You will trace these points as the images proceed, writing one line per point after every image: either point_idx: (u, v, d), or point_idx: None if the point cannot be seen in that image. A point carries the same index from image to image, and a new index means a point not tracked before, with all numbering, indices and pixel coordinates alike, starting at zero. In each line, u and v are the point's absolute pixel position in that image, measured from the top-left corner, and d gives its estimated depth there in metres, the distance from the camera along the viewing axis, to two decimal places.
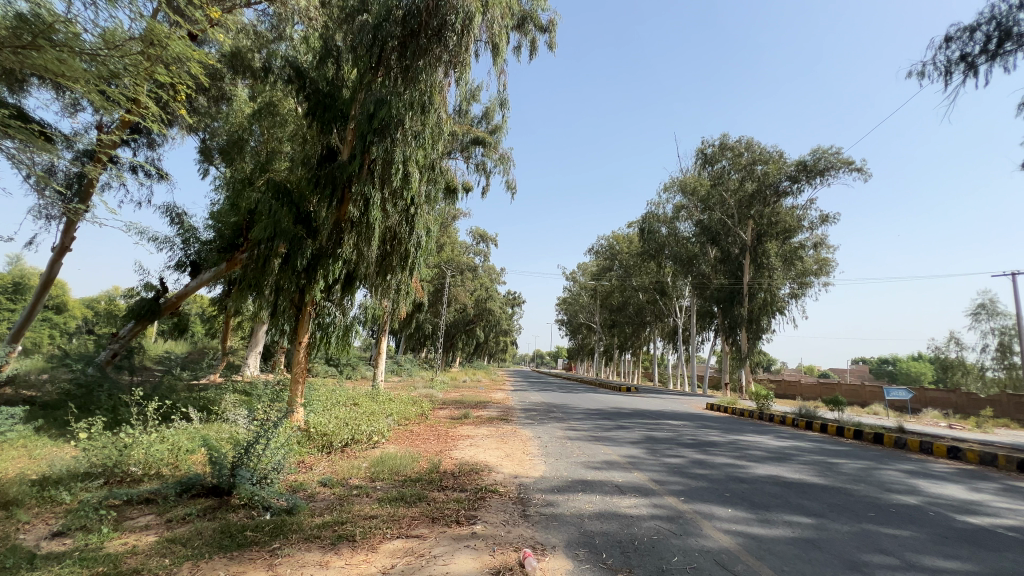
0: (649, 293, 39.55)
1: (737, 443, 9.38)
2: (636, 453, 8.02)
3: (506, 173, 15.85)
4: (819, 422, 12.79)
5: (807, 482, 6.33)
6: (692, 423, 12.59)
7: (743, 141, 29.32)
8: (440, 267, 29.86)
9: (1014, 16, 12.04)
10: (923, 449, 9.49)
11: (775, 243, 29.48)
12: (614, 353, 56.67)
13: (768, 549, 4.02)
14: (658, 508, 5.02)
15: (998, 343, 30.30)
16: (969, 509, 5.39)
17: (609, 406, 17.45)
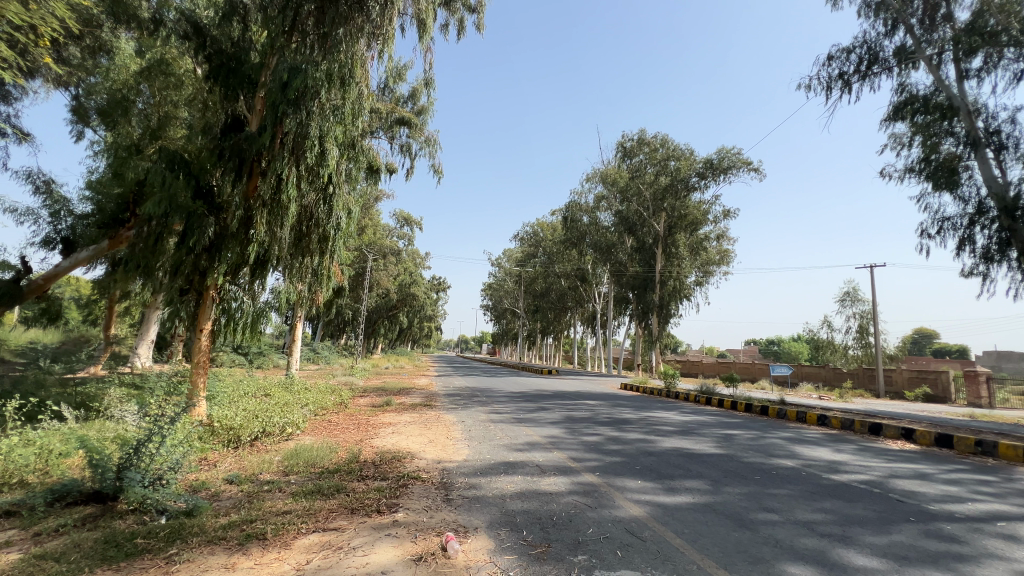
0: (571, 279, 40.98)
1: (647, 419, 10.12)
2: (556, 434, 8.36)
3: (433, 156, 15.45)
4: (717, 397, 14.18)
5: (706, 452, 7.01)
6: (609, 403, 13.36)
7: (659, 137, 31.09)
8: (360, 250, 28.61)
9: (880, 43, 13.91)
10: (799, 418, 10.90)
11: (684, 234, 31.77)
12: (537, 337, 58.20)
13: (672, 515, 4.41)
14: (576, 484, 5.30)
15: (858, 325, 35.40)
16: (834, 467, 6.30)
17: (531, 389, 17.96)
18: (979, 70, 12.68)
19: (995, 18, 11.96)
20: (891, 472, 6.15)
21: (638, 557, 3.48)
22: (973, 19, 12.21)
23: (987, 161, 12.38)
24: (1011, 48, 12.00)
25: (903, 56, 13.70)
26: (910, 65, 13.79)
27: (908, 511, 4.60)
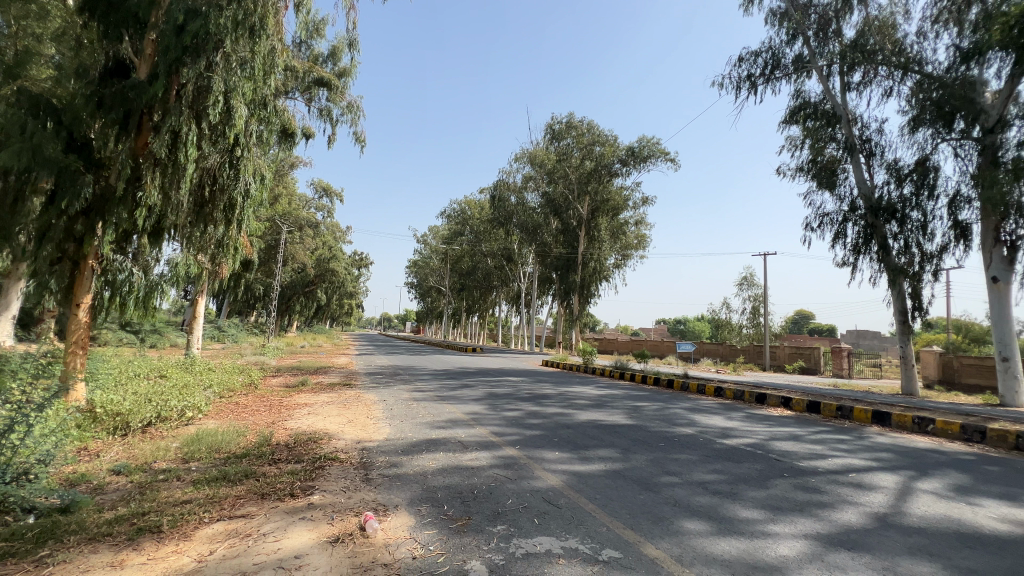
0: (497, 259, 41.26)
1: (565, 394, 10.59)
2: (479, 410, 8.48)
3: (355, 124, 14.55)
4: (630, 372, 15.19)
5: (618, 424, 7.51)
6: (530, 379, 13.80)
7: (586, 122, 31.87)
8: (272, 219, 26.53)
9: (782, 50, 15.23)
10: (699, 390, 12.02)
11: (606, 218, 33.06)
12: (461, 316, 58.19)
13: (587, 482, 4.71)
14: (497, 458, 5.46)
15: (751, 307, 39.53)
16: (726, 433, 7.05)
17: (455, 366, 18.03)
18: (858, 83, 14.40)
19: (874, 39, 13.61)
20: (771, 435, 7.03)
21: (554, 523, 3.69)
22: (857, 37, 13.78)
23: (859, 166, 14.21)
24: (884, 67, 13.75)
25: (799, 64, 15.12)
26: (804, 74, 15.27)
27: (782, 468, 5.30)
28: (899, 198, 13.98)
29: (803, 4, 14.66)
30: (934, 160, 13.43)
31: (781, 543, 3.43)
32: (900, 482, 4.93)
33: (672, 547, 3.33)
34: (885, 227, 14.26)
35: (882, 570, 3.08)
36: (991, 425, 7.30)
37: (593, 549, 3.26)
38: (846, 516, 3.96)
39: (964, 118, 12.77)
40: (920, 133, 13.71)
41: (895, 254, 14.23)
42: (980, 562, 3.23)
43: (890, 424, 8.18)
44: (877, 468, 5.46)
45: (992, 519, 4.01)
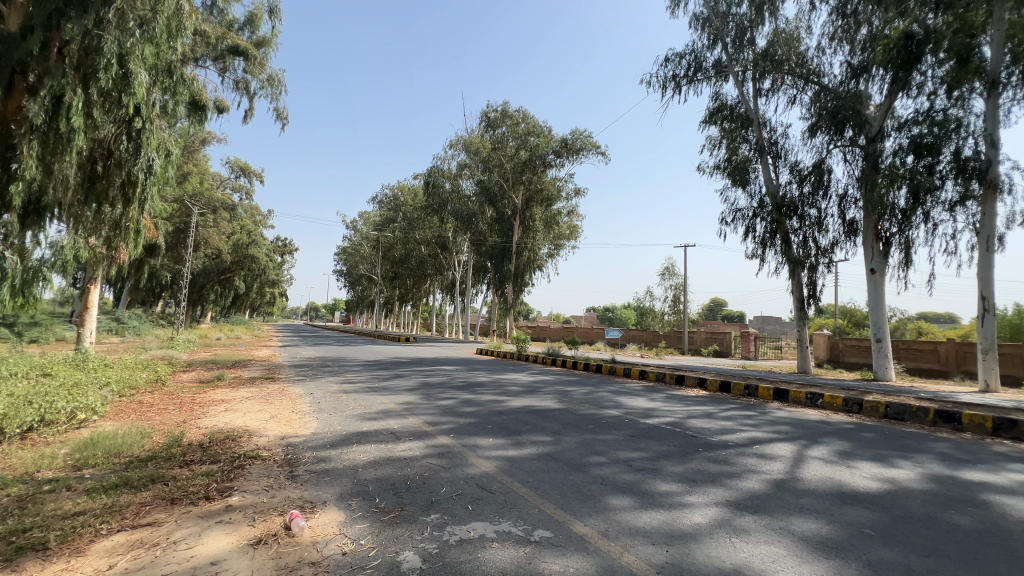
0: (431, 247, 40.66)
1: (499, 381, 10.74)
2: (412, 400, 8.36)
3: (276, 100, 13.53)
4: (562, 358, 15.68)
5: (550, 408, 7.74)
6: (464, 367, 13.82)
7: (521, 112, 32.11)
8: (180, 199, 24.15)
9: (703, 54, 16.22)
10: (625, 373, 12.71)
11: (539, 208, 33.54)
12: (394, 305, 56.78)
13: (519, 466, 4.82)
14: (430, 448, 5.42)
15: (672, 296, 42.28)
16: (648, 413, 7.53)
17: (387, 356, 17.60)
18: (768, 90, 15.68)
19: (782, 50, 14.87)
20: (688, 414, 7.60)
21: (488, 508, 3.75)
22: (768, 47, 14.97)
23: (767, 166, 15.55)
24: (789, 76, 15.08)
25: (718, 69, 16.19)
26: (722, 78, 16.37)
27: (697, 444, 5.75)
28: (800, 197, 15.51)
29: (722, 12, 15.71)
30: (828, 164, 15.04)
31: (696, 512, 3.75)
32: (795, 451, 5.55)
33: (599, 522, 3.52)
34: (788, 223, 15.75)
35: (779, 529, 3.47)
36: (867, 397, 8.40)
37: (525, 531, 3.37)
38: (750, 483, 4.41)
39: (852, 127, 14.38)
40: (817, 140, 15.26)
41: (795, 248, 15.77)
42: (856, 515, 3.74)
43: (787, 399, 9.17)
44: (777, 439, 6.10)
45: (866, 478, 4.64)
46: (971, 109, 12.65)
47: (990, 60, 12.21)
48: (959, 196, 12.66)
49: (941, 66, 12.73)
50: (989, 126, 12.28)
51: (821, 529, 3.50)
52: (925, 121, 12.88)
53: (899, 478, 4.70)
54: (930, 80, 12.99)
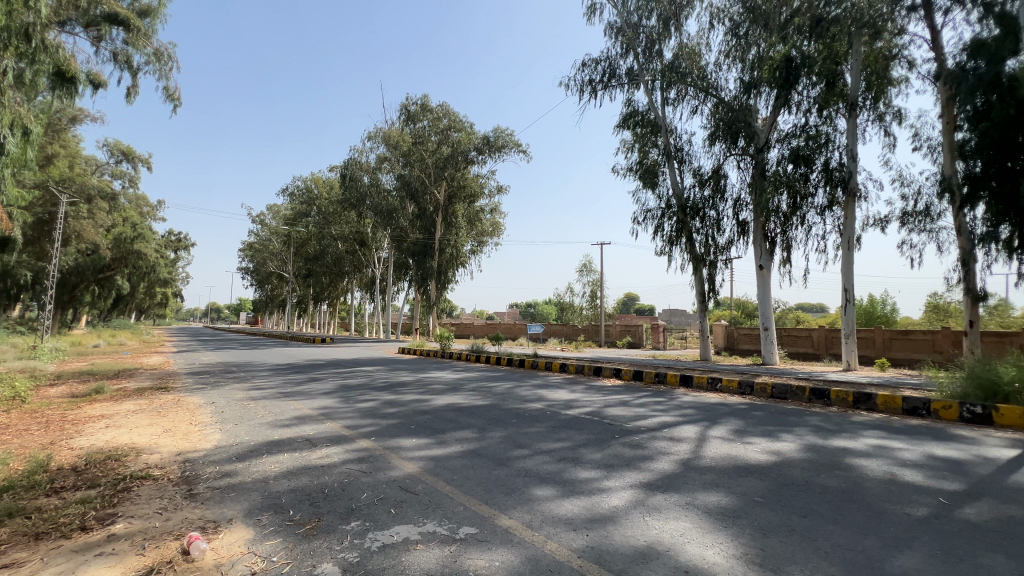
0: (348, 243, 38.93)
1: (422, 380, 10.57)
2: (329, 404, 7.94)
3: (165, 78, 12.08)
4: (486, 355, 15.79)
5: (474, 405, 7.76)
6: (385, 367, 13.42)
7: (442, 107, 31.79)
8: (43, 184, 20.77)
9: (617, 62, 17.09)
10: (547, 367, 13.10)
11: (462, 205, 33.19)
12: (308, 305, 53.55)
13: (444, 465, 4.78)
14: (350, 452, 5.20)
15: (590, 291, 44.26)
16: (569, 404, 7.81)
17: (301, 359, 16.57)
18: (674, 100, 16.89)
19: (685, 63, 16.08)
20: (606, 403, 8.01)
21: (412, 510, 3.68)
22: (674, 59, 16.12)
23: (674, 170, 16.77)
24: (692, 88, 16.33)
25: (631, 76, 17.14)
26: (634, 85, 17.37)
27: (613, 431, 6.08)
28: (702, 199, 16.95)
29: (634, 23, 16.65)
30: (724, 170, 16.56)
31: (613, 495, 3.97)
32: (699, 432, 6.07)
33: (523, 514, 3.60)
34: (692, 224, 17.17)
35: (686, 504, 3.79)
36: (757, 380, 9.41)
37: (450, 529, 3.35)
38: (660, 464, 4.76)
39: (744, 138, 15.94)
40: (716, 148, 16.74)
41: (697, 246, 17.23)
42: (749, 486, 4.19)
43: (691, 385, 10.01)
44: (684, 422, 6.63)
45: (756, 452, 5.20)
46: (836, 128, 14.62)
47: (850, 86, 14.19)
48: (827, 202, 14.59)
49: (814, 88, 14.56)
50: (850, 142, 14.26)
51: (721, 500, 3.87)
52: (801, 135, 14.67)
53: (784, 449, 5.33)
54: (805, 100, 14.77)
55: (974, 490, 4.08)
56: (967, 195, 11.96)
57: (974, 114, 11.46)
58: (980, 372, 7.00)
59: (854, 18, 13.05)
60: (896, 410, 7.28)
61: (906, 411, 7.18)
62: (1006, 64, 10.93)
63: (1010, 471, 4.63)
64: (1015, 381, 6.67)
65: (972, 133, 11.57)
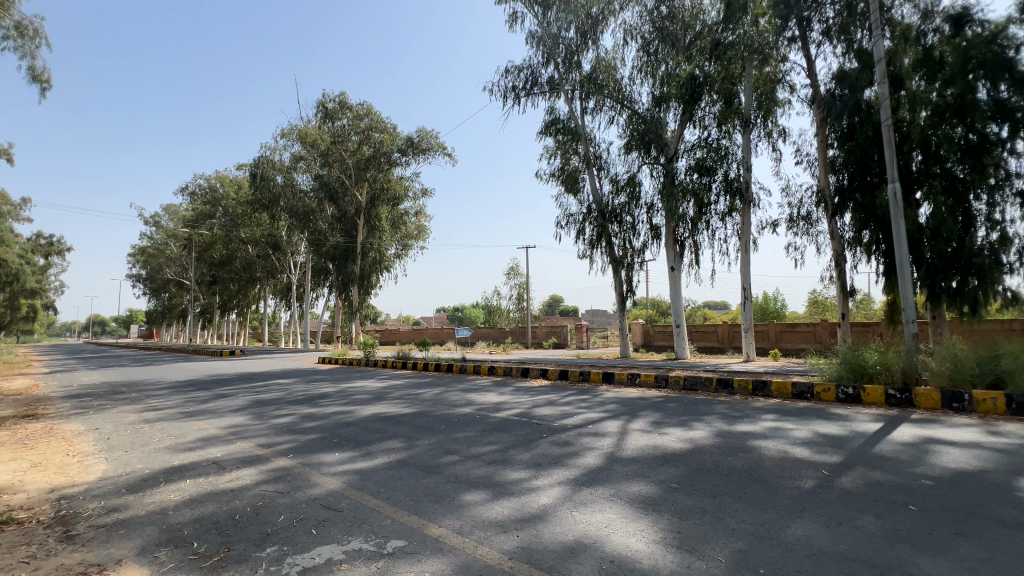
0: (260, 247, 36.15)
1: (345, 390, 10.07)
2: (239, 422, 7.30)
3: (31, 56, 10.48)
4: (413, 361, 15.42)
5: (401, 413, 7.55)
6: (304, 379, 12.60)
7: (363, 106, 30.71)
8: None
9: (539, 70, 17.59)
10: (475, 370, 13.09)
11: (385, 208, 32.09)
12: (213, 315, 48.97)
13: (370, 478, 4.60)
14: (265, 473, 4.82)
15: (517, 294, 44.91)
16: (498, 407, 7.87)
17: (205, 374, 15.09)
18: (592, 110, 17.68)
19: (602, 76, 16.91)
20: (534, 403, 8.17)
21: (335, 529, 3.48)
22: (591, 71, 16.90)
23: (593, 177, 17.53)
24: (609, 99, 17.17)
25: (551, 85, 17.69)
26: (555, 94, 17.94)
27: (541, 430, 6.21)
28: (619, 205, 17.90)
29: (554, 34, 17.28)
30: (638, 178, 17.62)
31: (542, 494, 4.05)
32: (621, 426, 6.38)
33: (454, 521, 3.56)
34: (610, 228, 18.07)
35: (611, 496, 3.96)
36: (672, 373, 10.12)
37: (377, 544, 3.22)
38: (586, 460, 4.95)
39: (655, 148, 17.09)
40: (631, 157, 17.75)
41: (616, 249, 18.15)
42: (666, 473, 4.49)
43: (613, 381, 10.54)
44: (608, 417, 6.94)
45: (673, 441, 5.58)
46: (733, 142, 16.14)
47: (744, 105, 15.76)
48: (727, 209, 16.06)
49: (714, 105, 15.99)
50: (745, 156, 15.80)
51: (642, 489, 4.10)
52: (705, 147, 16.00)
53: (696, 437, 5.77)
54: (707, 115, 16.12)
55: (850, 461, 4.70)
56: (838, 204, 13.71)
57: (841, 134, 13.23)
58: (851, 358, 8.05)
59: (747, 44, 14.62)
60: (787, 394, 8.21)
61: (796, 396, 8.11)
62: (864, 92, 12.77)
63: (875, 441, 5.39)
64: (877, 364, 7.76)
65: (840, 150, 13.34)
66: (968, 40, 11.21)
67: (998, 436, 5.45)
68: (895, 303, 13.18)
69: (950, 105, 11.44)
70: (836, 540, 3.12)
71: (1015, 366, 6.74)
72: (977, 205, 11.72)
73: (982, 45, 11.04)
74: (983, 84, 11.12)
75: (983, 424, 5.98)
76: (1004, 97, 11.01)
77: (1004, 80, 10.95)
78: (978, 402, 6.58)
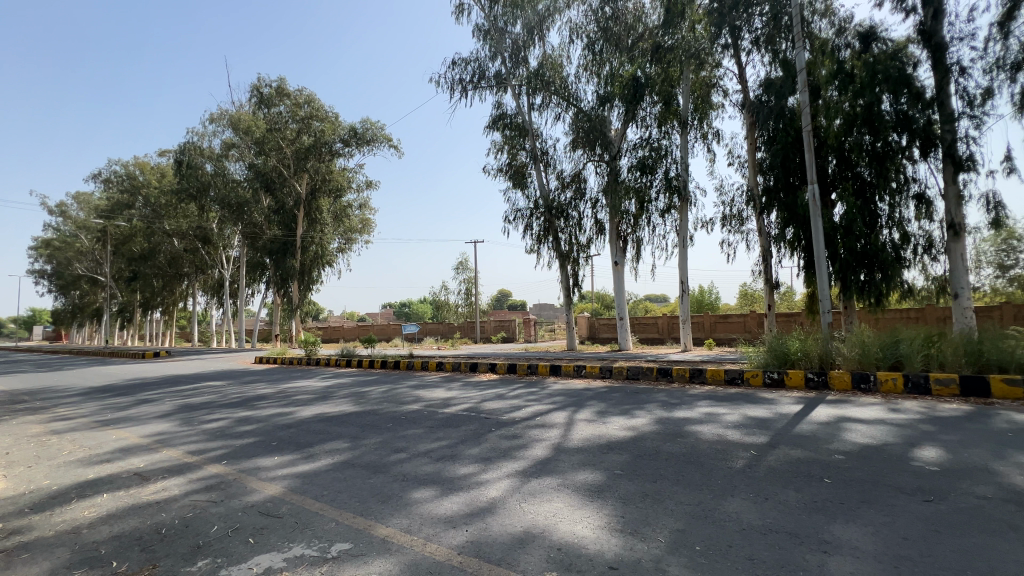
0: (187, 240, 33.58)
1: (284, 391, 9.61)
2: (165, 428, 6.78)
3: None
4: (358, 359, 14.97)
5: (345, 412, 7.32)
6: (238, 381, 11.89)
7: (302, 92, 29.21)
8: None
9: (486, 64, 17.50)
10: (423, 366, 12.92)
11: (326, 200, 30.73)
12: (133, 314, 44.98)
13: (313, 481, 4.43)
14: (196, 482, 4.51)
15: (465, 289, 44.73)
16: (446, 402, 7.82)
17: (125, 378, 13.85)
18: (539, 106, 17.84)
19: (548, 73, 17.11)
20: (482, 397, 8.19)
21: (275, 536, 3.33)
22: (538, 68, 17.05)
23: (539, 173, 17.70)
24: (555, 96, 17.37)
25: (499, 79, 17.65)
26: (502, 88, 17.93)
27: (490, 425, 6.24)
28: (565, 201, 18.25)
29: (500, 28, 17.28)
30: (584, 175, 18.03)
31: (491, 487, 4.08)
32: (568, 416, 6.55)
33: (401, 520, 3.50)
34: (557, 223, 18.38)
35: (558, 486, 4.06)
36: (615, 364, 10.48)
37: (321, 549, 3.11)
38: (534, 451, 5.03)
39: (600, 146, 17.56)
40: (576, 154, 18.13)
41: (562, 244, 18.49)
42: (611, 460, 4.66)
43: (560, 373, 10.78)
44: (555, 409, 7.09)
45: (616, 429, 5.79)
46: (672, 142, 16.85)
47: (682, 107, 16.46)
48: (666, 207, 16.81)
49: (655, 106, 16.59)
50: (683, 156, 16.58)
51: (588, 477, 4.24)
52: (646, 147, 16.62)
53: (638, 424, 6.02)
54: (648, 116, 16.77)
55: (776, 441, 5.09)
56: (765, 203, 14.70)
57: (768, 138, 14.19)
58: (776, 346, 8.71)
59: (684, 49, 15.33)
60: (720, 380, 8.74)
61: (728, 382, 8.66)
62: (787, 99, 13.75)
63: (796, 422, 5.87)
64: (798, 351, 8.46)
65: (767, 152, 14.31)
66: (874, 56, 12.32)
67: (897, 412, 6.11)
68: (813, 295, 14.38)
69: (859, 114, 12.57)
70: (763, 515, 3.37)
71: (910, 350, 7.56)
72: (881, 206, 12.98)
73: (886, 61, 12.19)
74: (887, 97, 12.28)
75: (885, 402, 6.67)
76: (904, 109, 12.22)
77: (903, 94, 12.15)
78: (882, 383, 7.33)
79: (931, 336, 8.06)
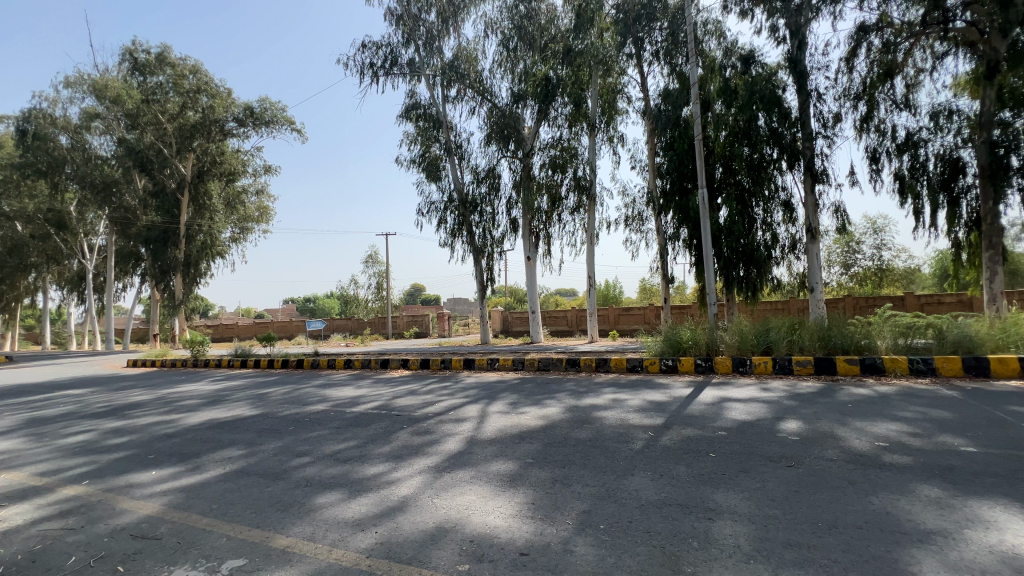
0: (35, 225, 28.41)
1: (165, 397, 8.55)
2: (5, 447, 5.70)
3: None
4: (254, 358, 13.77)
5: (240, 417, 6.71)
6: (105, 388, 10.34)
7: (187, 61, 25.95)
8: None
9: (398, 50, 16.90)
10: (329, 364, 12.24)
11: (217, 184, 27.75)
12: None
13: (201, 494, 4.01)
14: (47, 508, 3.85)
15: (376, 283, 43.09)
16: (355, 401, 7.50)
17: None
18: (454, 98, 17.60)
19: (463, 65, 16.91)
20: (394, 394, 7.97)
21: (153, 561, 2.97)
22: (453, 60, 16.79)
23: (453, 166, 17.48)
24: (470, 89, 17.18)
25: (411, 68, 17.14)
26: (416, 77, 17.45)
27: (402, 421, 6.09)
28: (479, 195, 18.27)
29: (414, 15, 16.78)
30: (498, 171, 18.18)
31: (403, 485, 4.00)
32: (481, 409, 6.61)
33: (305, 528, 3.30)
34: (471, 217, 18.39)
35: (472, 478, 4.09)
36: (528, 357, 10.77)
37: (209, 568, 2.84)
38: (447, 446, 5.01)
39: (513, 142, 17.80)
40: (491, 149, 18.16)
41: (477, 238, 18.49)
42: (523, 450, 4.78)
43: (474, 367, 10.82)
44: (469, 402, 7.12)
45: (528, 420, 5.96)
46: (581, 143, 17.59)
47: (591, 109, 17.11)
48: (575, 205, 17.55)
49: (565, 107, 17.15)
50: (591, 157, 17.39)
51: (501, 468, 4.31)
52: (557, 147, 17.23)
53: (549, 414, 6.25)
54: (559, 116, 17.34)
55: (670, 422, 5.58)
56: (662, 205, 15.91)
57: (666, 144, 15.39)
58: (670, 336, 9.53)
59: (593, 54, 16.03)
60: (624, 368, 9.38)
61: (630, 369, 9.32)
62: (682, 109, 15.02)
63: (687, 404, 6.48)
64: (689, 340, 9.34)
65: (665, 157, 15.51)
66: (752, 77, 13.85)
67: (767, 391, 7.01)
68: (702, 290, 15.91)
69: (740, 128, 14.09)
70: (659, 490, 3.68)
71: (778, 337, 8.71)
72: (757, 211, 14.68)
73: (762, 83, 13.74)
74: (762, 114, 13.89)
75: (758, 383, 7.62)
76: (775, 126, 13.91)
77: (775, 113, 13.80)
78: (756, 365, 8.35)
79: (794, 324, 9.33)
